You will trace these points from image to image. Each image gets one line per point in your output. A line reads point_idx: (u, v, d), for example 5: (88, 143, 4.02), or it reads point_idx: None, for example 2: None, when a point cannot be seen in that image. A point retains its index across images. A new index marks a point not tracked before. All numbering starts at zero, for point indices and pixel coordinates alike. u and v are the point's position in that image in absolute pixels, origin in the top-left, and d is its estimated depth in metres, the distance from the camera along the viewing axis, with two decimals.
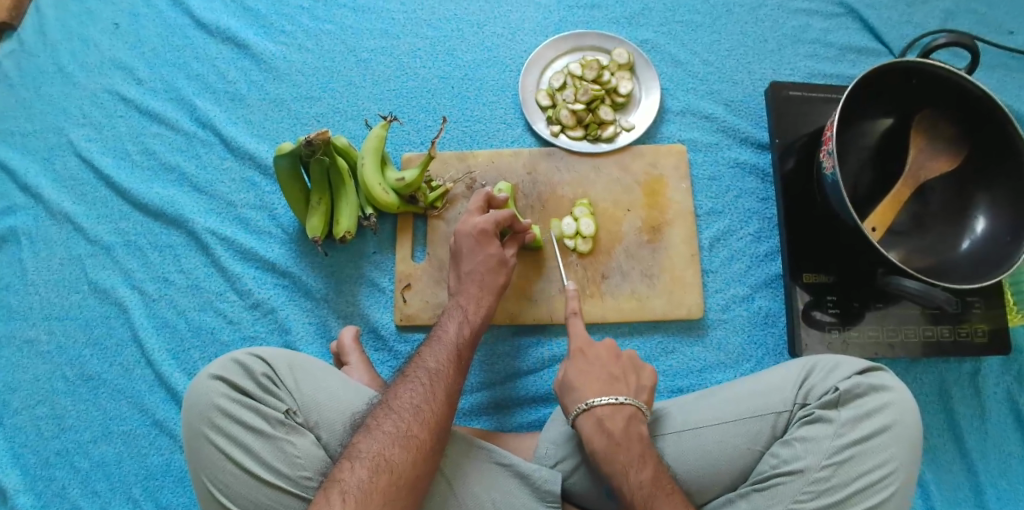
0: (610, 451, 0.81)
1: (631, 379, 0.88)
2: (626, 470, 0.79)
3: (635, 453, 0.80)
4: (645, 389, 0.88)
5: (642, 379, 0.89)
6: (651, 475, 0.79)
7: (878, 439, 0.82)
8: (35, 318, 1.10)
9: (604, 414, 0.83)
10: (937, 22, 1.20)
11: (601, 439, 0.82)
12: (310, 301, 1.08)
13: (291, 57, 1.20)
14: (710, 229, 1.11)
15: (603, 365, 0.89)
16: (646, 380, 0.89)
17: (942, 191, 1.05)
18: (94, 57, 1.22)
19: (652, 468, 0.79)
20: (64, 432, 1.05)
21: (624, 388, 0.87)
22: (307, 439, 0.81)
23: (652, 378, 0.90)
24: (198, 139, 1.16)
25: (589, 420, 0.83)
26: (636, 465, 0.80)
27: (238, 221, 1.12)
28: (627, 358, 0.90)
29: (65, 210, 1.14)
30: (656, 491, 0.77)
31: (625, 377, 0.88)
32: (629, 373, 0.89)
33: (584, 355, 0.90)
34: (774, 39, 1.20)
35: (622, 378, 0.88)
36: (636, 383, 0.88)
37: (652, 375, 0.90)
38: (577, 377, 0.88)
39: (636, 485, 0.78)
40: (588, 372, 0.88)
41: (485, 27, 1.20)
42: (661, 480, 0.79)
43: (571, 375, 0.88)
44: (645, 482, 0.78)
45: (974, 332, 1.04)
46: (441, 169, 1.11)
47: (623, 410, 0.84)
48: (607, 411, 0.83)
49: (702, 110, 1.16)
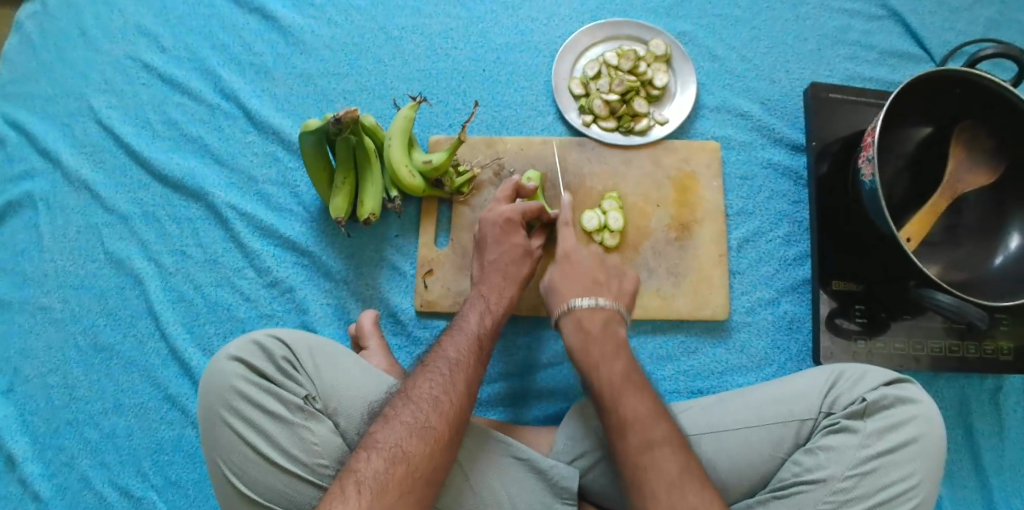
0: (586, 346, 0.84)
1: (614, 284, 0.91)
2: (598, 362, 0.82)
3: (608, 349, 0.83)
4: (627, 292, 0.92)
5: (623, 284, 0.92)
6: (622, 367, 0.81)
7: (904, 452, 0.81)
8: (50, 286, 1.09)
9: (584, 315, 0.87)
10: (981, 30, 1.17)
11: (578, 336, 0.86)
12: (328, 281, 1.06)
13: (319, 32, 1.17)
14: (740, 230, 1.09)
15: (589, 272, 0.91)
16: (627, 285, 0.92)
17: (978, 205, 1.03)
18: (118, 22, 1.19)
19: (624, 360, 0.82)
20: (76, 401, 1.04)
21: (605, 291, 0.90)
22: (325, 426, 0.80)
23: (633, 283, 0.93)
24: (222, 111, 1.14)
25: (571, 322, 0.87)
26: (609, 360, 0.82)
27: (259, 197, 1.10)
28: (609, 265, 0.94)
29: (84, 177, 1.12)
30: (623, 385, 0.79)
31: (641, 373, 0.82)
32: (613, 279, 0.92)
33: (568, 261, 0.93)
34: (814, 38, 1.17)
35: (605, 283, 0.91)
36: (617, 287, 0.91)
37: (634, 281, 0.93)
38: (561, 280, 0.91)
39: (608, 375, 0.80)
40: (570, 277, 0.91)
41: (519, 11, 1.17)
42: (632, 375, 0.81)
43: (555, 278, 0.92)
44: (615, 373, 0.80)
45: (999, 351, 1.02)
46: (469, 154, 1.09)
47: (603, 311, 0.87)
48: (587, 312, 0.87)
49: (737, 108, 1.13)
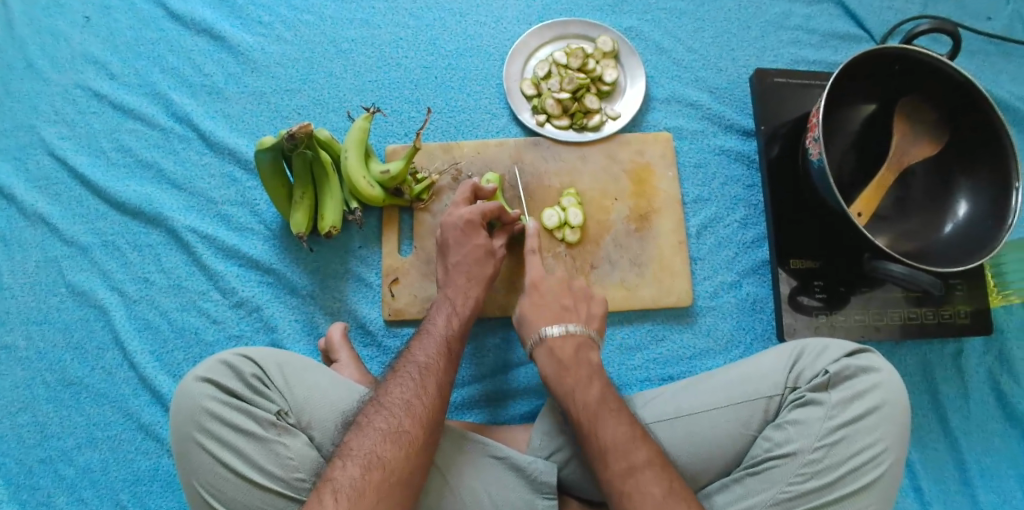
0: (560, 375, 0.86)
1: (582, 308, 0.93)
2: (573, 393, 0.83)
3: (582, 375, 0.85)
4: (596, 317, 0.94)
5: (593, 308, 0.94)
6: (597, 394, 0.82)
7: (869, 420, 0.83)
8: (13, 323, 1.07)
9: (555, 342, 0.89)
10: (917, 8, 1.21)
11: (553, 366, 0.87)
12: (295, 297, 1.07)
13: (269, 49, 1.17)
14: (698, 217, 1.11)
15: (556, 298, 0.94)
16: (596, 309, 0.94)
17: (925, 177, 1.06)
18: (65, 52, 1.18)
19: (598, 386, 0.84)
20: (47, 439, 1.03)
21: (575, 317, 0.92)
22: (300, 440, 0.79)
23: (602, 307, 0.95)
24: (175, 134, 1.14)
25: (543, 351, 0.89)
26: (584, 385, 0.84)
27: (219, 218, 1.10)
28: (578, 289, 0.96)
29: (39, 211, 1.11)
30: (600, 409, 0.81)
31: (576, 308, 0.93)
32: (580, 304, 0.94)
33: (537, 291, 0.95)
34: (757, 25, 1.20)
35: (574, 309, 0.93)
36: (586, 312, 0.93)
37: (602, 303, 0.96)
38: (529, 311, 0.93)
39: (582, 404, 0.82)
40: (541, 307, 0.93)
41: (468, 16, 1.19)
42: (607, 399, 0.82)
43: (526, 310, 0.94)
44: (591, 400, 0.82)
45: (956, 314, 1.05)
46: (426, 161, 1.09)
47: (572, 337, 0.89)
48: (558, 340, 0.89)
49: (687, 98, 1.16)
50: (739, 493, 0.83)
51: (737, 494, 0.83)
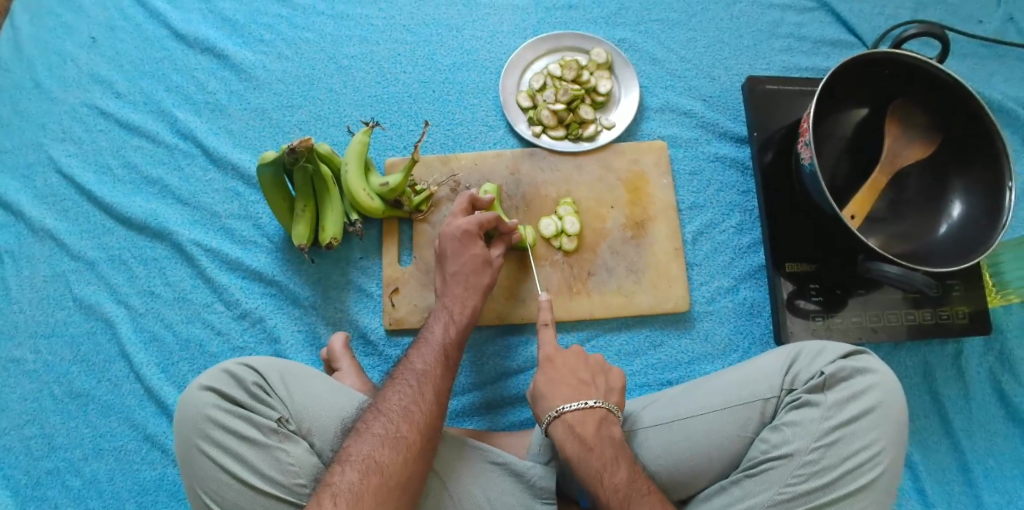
0: (584, 456, 0.82)
1: (600, 382, 0.89)
2: (600, 475, 0.80)
3: (607, 456, 0.81)
4: (614, 390, 0.89)
5: (610, 381, 0.90)
6: (626, 476, 0.80)
7: (865, 420, 0.83)
8: (21, 337, 1.09)
9: (575, 421, 0.84)
10: (908, 13, 1.23)
11: (574, 446, 0.82)
12: (297, 308, 1.08)
13: (271, 66, 1.20)
14: (693, 223, 1.12)
15: (572, 370, 0.89)
16: (613, 382, 0.90)
17: (918, 178, 1.07)
18: (73, 71, 1.22)
19: (626, 468, 0.81)
20: (55, 450, 1.04)
21: (593, 392, 0.87)
22: (300, 446, 0.81)
23: (619, 380, 0.91)
24: (180, 150, 1.16)
25: (562, 428, 0.84)
26: (610, 468, 0.81)
27: (223, 232, 1.12)
28: (594, 361, 0.91)
29: (47, 226, 1.13)
30: (632, 492, 0.79)
31: (593, 380, 0.88)
32: (597, 377, 0.89)
33: (552, 365, 0.90)
34: (749, 34, 1.22)
35: (592, 383, 0.88)
36: (604, 386, 0.89)
37: (619, 377, 0.91)
38: (544, 386, 0.88)
39: (611, 489, 0.79)
40: (557, 381, 0.88)
41: (464, 31, 1.21)
42: (637, 481, 0.80)
43: (541, 385, 0.89)
44: (620, 484, 0.79)
45: (955, 315, 1.06)
46: (425, 173, 1.11)
47: (594, 414, 0.84)
48: (578, 417, 0.84)
49: (681, 107, 1.17)
50: (737, 495, 0.83)
51: (735, 496, 0.84)
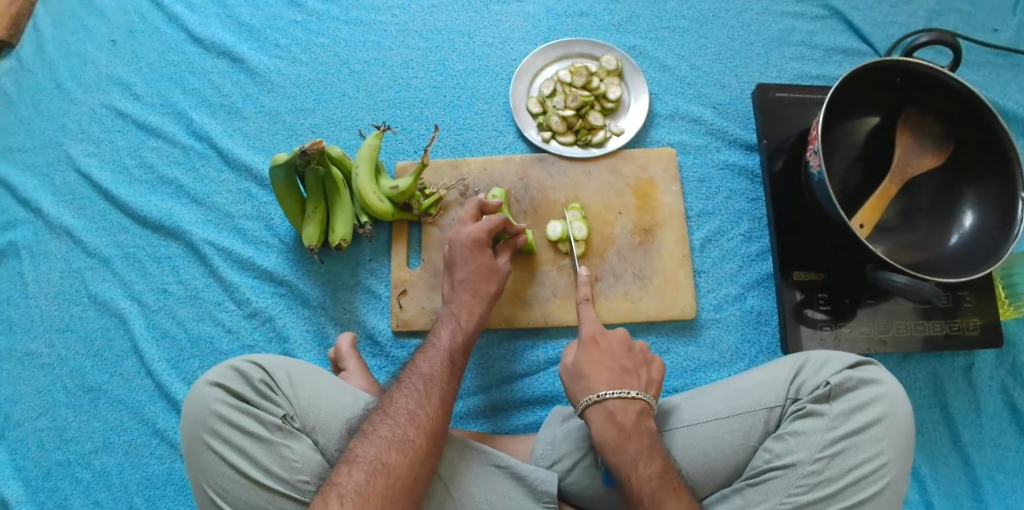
0: (620, 443, 0.82)
1: (643, 372, 0.89)
2: (635, 464, 0.80)
3: (644, 447, 0.82)
4: (653, 381, 0.90)
5: (651, 372, 0.90)
6: (659, 469, 0.80)
7: (871, 431, 0.83)
8: (36, 331, 1.12)
9: (616, 407, 0.84)
10: (921, 22, 1.23)
11: (612, 432, 0.83)
12: (307, 308, 1.10)
13: (285, 70, 1.22)
14: (702, 230, 1.12)
15: (615, 358, 0.90)
16: (655, 373, 0.90)
17: (930, 187, 1.06)
18: (92, 73, 1.24)
19: (659, 461, 0.81)
20: (66, 443, 1.06)
21: (635, 381, 0.88)
22: (304, 443, 0.82)
23: (659, 371, 0.91)
24: (195, 152, 1.18)
25: (601, 414, 0.84)
26: (645, 458, 0.81)
27: (236, 232, 1.14)
28: (637, 350, 0.92)
29: (65, 224, 1.16)
30: (663, 485, 0.79)
31: (637, 370, 0.89)
32: (641, 366, 0.90)
33: (596, 349, 0.90)
34: (760, 42, 1.22)
35: (634, 372, 0.89)
36: (646, 376, 0.89)
37: (660, 367, 0.92)
38: (586, 368, 0.89)
39: (644, 478, 0.79)
40: (599, 365, 0.89)
41: (476, 37, 1.22)
42: (669, 475, 0.80)
43: (582, 367, 0.89)
44: (654, 475, 0.79)
45: (966, 327, 1.05)
46: (435, 177, 1.13)
47: (635, 404, 0.85)
48: (619, 405, 0.84)
49: (691, 114, 1.18)
50: (739, 504, 0.83)
51: (737, 504, 0.83)
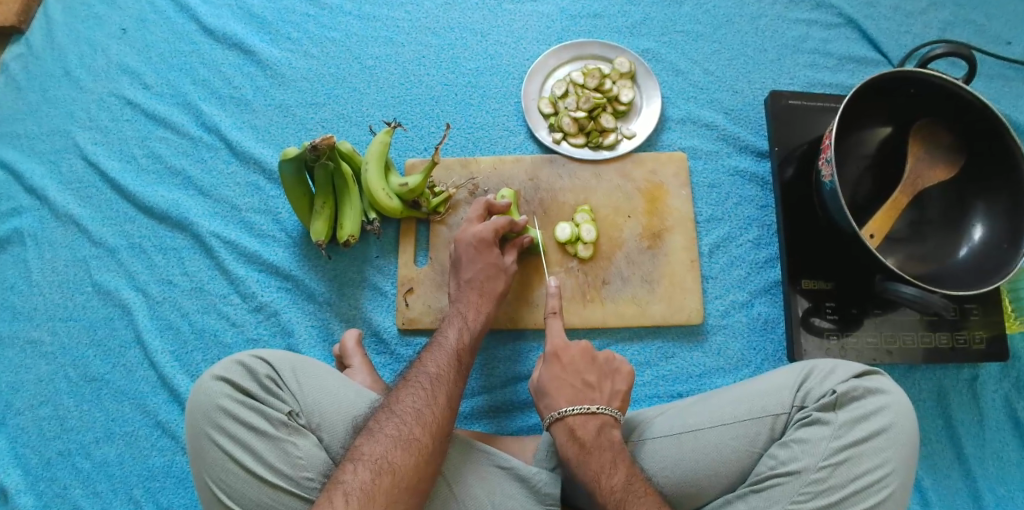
0: (582, 458, 0.82)
1: (605, 385, 0.89)
2: (598, 477, 0.81)
3: (605, 458, 0.82)
4: (618, 393, 0.89)
5: (616, 384, 0.90)
6: (623, 479, 0.81)
7: (875, 441, 0.83)
8: (39, 319, 1.11)
9: (576, 423, 0.85)
10: (935, 33, 1.23)
11: (573, 448, 0.84)
12: (312, 304, 1.09)
13: (296, 64, 1.21)
14: (710, 236, 1.12)
15: (578, 372, 0.90)
16: (619, 385, 0.90)
17: (940, 199, 1.06)
18: (102, 61, 1.24)
19: (623, 471, 0.81)
20: (67, 433, 1.06)
21: (598, 395, 0.88)
22: (309, 440, 0.81)
23: (625, 382, 0.91)
24: (204, 143, 1.18)
25: (563, 430, 0.85)
26: (608, 471, 0.81)
27: (242, 225, 1.13)
28: (602, 361, 0.91)
29: (71, 212, 1.15)
30: (628, 494, 0.79)
31: (599, 384, 0.89)
32: (604, 380, 0.90)
33: (559, 362, 0.91)
34: (773, 49, 1.22)
35: (597, 386, 0.89)
36: (610, 389, 0.89)
37: (626, 378, 0.91)
38: (550, 383, 0.89)
39: (608, 490, 0.80)
40: (562, 380, 0.89)
41: (489, 36, 1.22)
42: (633, 484, 0.80)
43: (545, 382, 0.89)
44: (617, 486, 0.80)
45: (972, 339, 1.04)
46: (444, 175, 1.12)
47: (596, 418, 0.85)
48: (579, 420, 0.85)
49: (702, 119, 1.17)
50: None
51: None
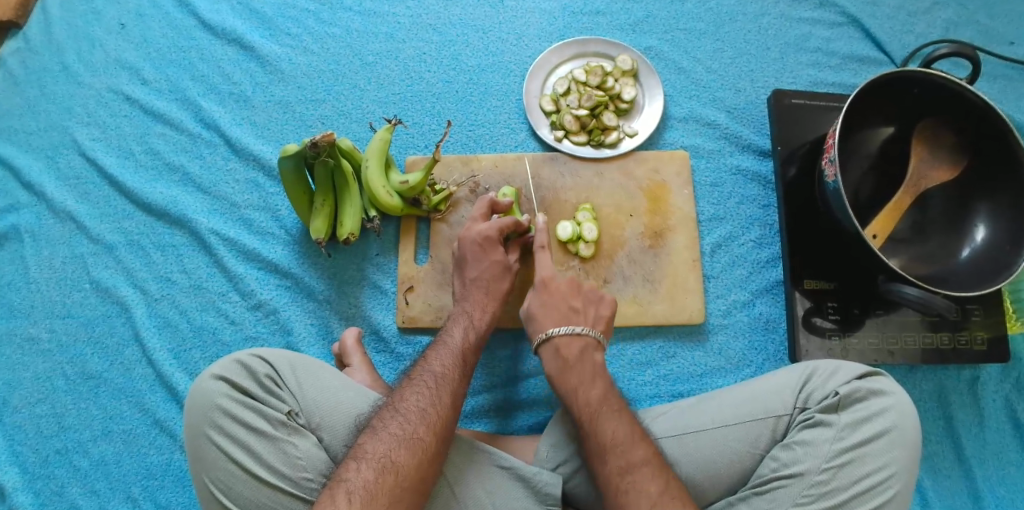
0: (563, 374, 0.88)
1: (591, 311, 0.95)
2: (576, 389, 0.85)
3: (586, 374, 0.87)
4: (602, 318, 0.95)
5: (600, 311, 0.95)
6: (600, 393, 0.85)
7: (878, 443, 0.82)
8: (37, 316, 1.11)
9: (563, 343, 0.90)
10: (938, 32, 1.22)
11: (557, 367, 0.89)
12: (312, 302, 1.08)
13: (296, 60, 1.20)
14: (713, 235, 1.11)
15: (565, 299, 0.95)
16: (603, 311, 0.95)
17: (942, 200, 1.06)
18: (100, 57, 1.23)
19: (601, 386, 0.85)
20: (64, 430, 1.05)
21: (582, 319, 0.93)
22: (309, 440, 0.81)
23: (609, 309, 0.96)
24: (203, 139, 1.17)
25: (549, 350, 0.91)
26: (587, 385, 0.85)
27: (242, 222, 1.13)
28: (587, 291, 0.97)
29: (68, 209, 1.14)
30: (601, 407, 0.83)
31: (584, 310, 0.94)
32: (589, 306, 0.96)
33: (547, 290, 0.96)
34: (776, 47, 1.21)
35: (582, 311, 0.94)
36: (593, 314, 0.95)
37: (610, 305, 0.97)
38: (537, 309, 0.94)
39: (584, 402, 0.84)
40: (549, 305, 0.94)
41: (490, 33, 1.21)
42: (608, 400, 0.84)
43: (534, 309, 0.95)
44: (592, 400, 0.84)
45: (973, 340, 1.04)
46: (445, 173, 1.11)
47: (580, 339, 0.90)
48: (565, 340, 0.90)
49: (705, 117, 1.17)
50: None
51: None
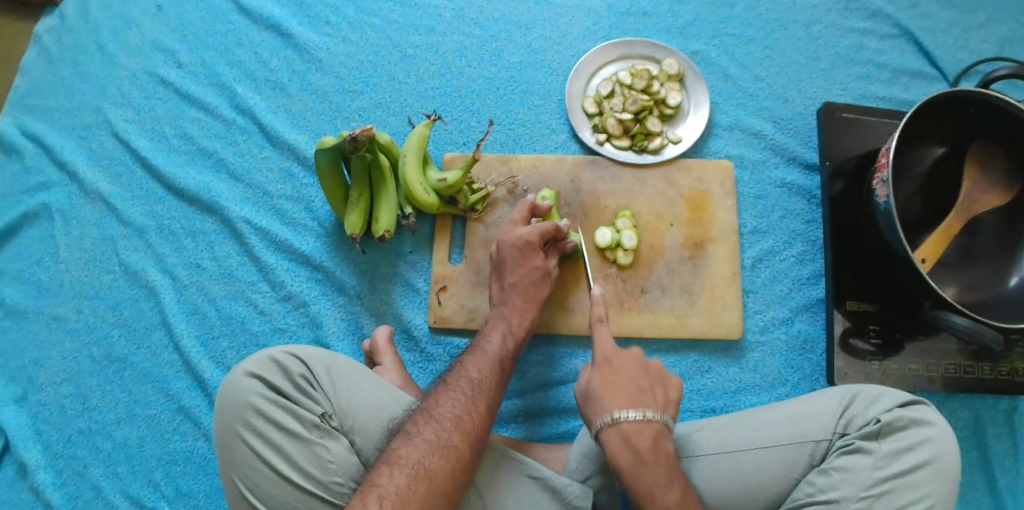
0: (635, 471, 0.76)
1: (659, 392, 0.83)
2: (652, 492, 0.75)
3: (660, 475, 0.76)
4: (671, 401, 0.83)
5: (668, 393, 0.84)
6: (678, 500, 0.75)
7: (919, 473, 0.80)
8: (65, 296, 1.10)
9: (632, 431, 0.78)
10: (993, 49, 1.18)
11: (627, 457, 0.77)
12: (343, 297, 1.07)
13: (335, 49, 1.18)
14: (753, 249, 1.09)
15: (630, 378, 0.83)
16: (672, 394, 0.84)
17: (992, 227, 1.02)
18: (136, 37, 1.21)
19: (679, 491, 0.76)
20: (89, 412, 1.05)
21: (650, 402, 0.81)
22: (341, 444, 0.80)
23: (676, 392, 0.85)
24: (238, 126, 1.15)
25: (617, 436, 0.79)
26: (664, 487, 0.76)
27: (274, 212, 1.11)
28: (652, 369, 0.85)
29: (100, 189, 1.13)
30: None
31: (650, 388, 0.82)
32: (656, 386, 0.83)
33: (609, 367, 0.84)
34: (826, 57, 1.18)
35: (649, 391, 0.82)
36: (663, 397, 0.83)
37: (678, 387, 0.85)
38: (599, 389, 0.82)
39: None
40: (613, 386, 0.82)
41: (534, 30, 1.18)
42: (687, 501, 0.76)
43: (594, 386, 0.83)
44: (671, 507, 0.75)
45: (1015, 372, 1.00)
46: (483, 172, 1.09)
47: (651, 426, 0.79)
48: (634, 428, 0.78)
49: (750, 127, 1.14)
50: None
51: None
